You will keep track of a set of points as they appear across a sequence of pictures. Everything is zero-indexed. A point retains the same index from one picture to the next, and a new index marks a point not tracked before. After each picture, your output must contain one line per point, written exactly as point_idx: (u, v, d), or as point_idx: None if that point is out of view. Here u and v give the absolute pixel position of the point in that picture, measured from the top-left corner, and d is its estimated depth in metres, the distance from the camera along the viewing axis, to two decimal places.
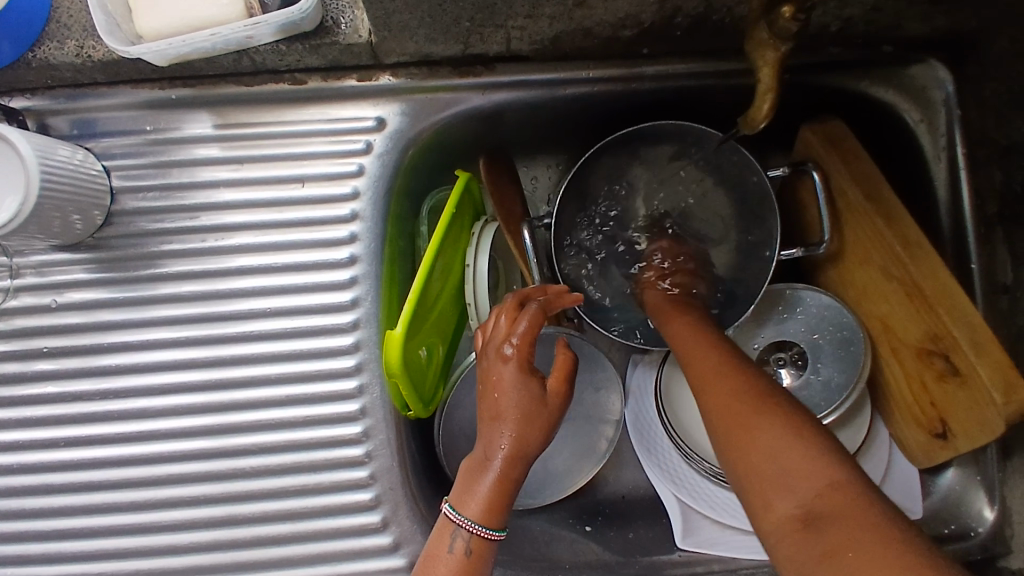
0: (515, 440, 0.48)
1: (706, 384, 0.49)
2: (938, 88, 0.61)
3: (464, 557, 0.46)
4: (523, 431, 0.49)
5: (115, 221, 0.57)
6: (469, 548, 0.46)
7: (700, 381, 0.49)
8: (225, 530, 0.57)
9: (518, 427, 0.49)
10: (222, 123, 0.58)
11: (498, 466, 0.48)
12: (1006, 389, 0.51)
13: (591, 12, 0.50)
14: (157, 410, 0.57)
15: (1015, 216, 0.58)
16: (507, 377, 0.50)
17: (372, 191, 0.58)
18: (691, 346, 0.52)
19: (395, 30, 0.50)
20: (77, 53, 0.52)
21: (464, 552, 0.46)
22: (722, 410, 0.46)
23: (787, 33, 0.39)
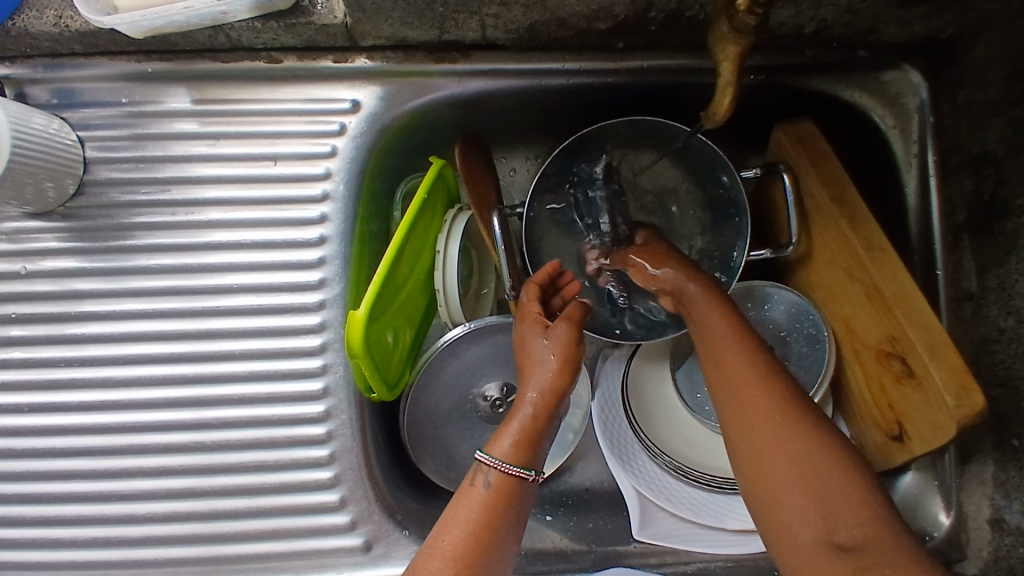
0: (533, 384, 0.52)
1: (736, 391, 0.48)
2: (914, 95, 0.61)
3: (484, 490, 0.47)
4: (540, 374, 0.52)
5: (88, 191, 0.58)
6: (489, 483, 0.48)
7: (729, 384, 0.49)
8: (184, 501, 0.57)
9: (536, 371, 0.53)
10: (199, 98, 0.58)
11: (525, 415, 0.51)
12: (957, 392, 0.51)
13: (564, 2, 0.51)
14: (122, 380, 0.58)
15: (984, 226, 0.58)
16: (524, 334, 0.56)
17: (344, 172, 0.59)
18: (716, 343, 0.51)
19: (369, 11, 0.51)
20: (55, 22, 0.53)
21: (482, 486, 0.47)
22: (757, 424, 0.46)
23: (746, 28, 0.40)
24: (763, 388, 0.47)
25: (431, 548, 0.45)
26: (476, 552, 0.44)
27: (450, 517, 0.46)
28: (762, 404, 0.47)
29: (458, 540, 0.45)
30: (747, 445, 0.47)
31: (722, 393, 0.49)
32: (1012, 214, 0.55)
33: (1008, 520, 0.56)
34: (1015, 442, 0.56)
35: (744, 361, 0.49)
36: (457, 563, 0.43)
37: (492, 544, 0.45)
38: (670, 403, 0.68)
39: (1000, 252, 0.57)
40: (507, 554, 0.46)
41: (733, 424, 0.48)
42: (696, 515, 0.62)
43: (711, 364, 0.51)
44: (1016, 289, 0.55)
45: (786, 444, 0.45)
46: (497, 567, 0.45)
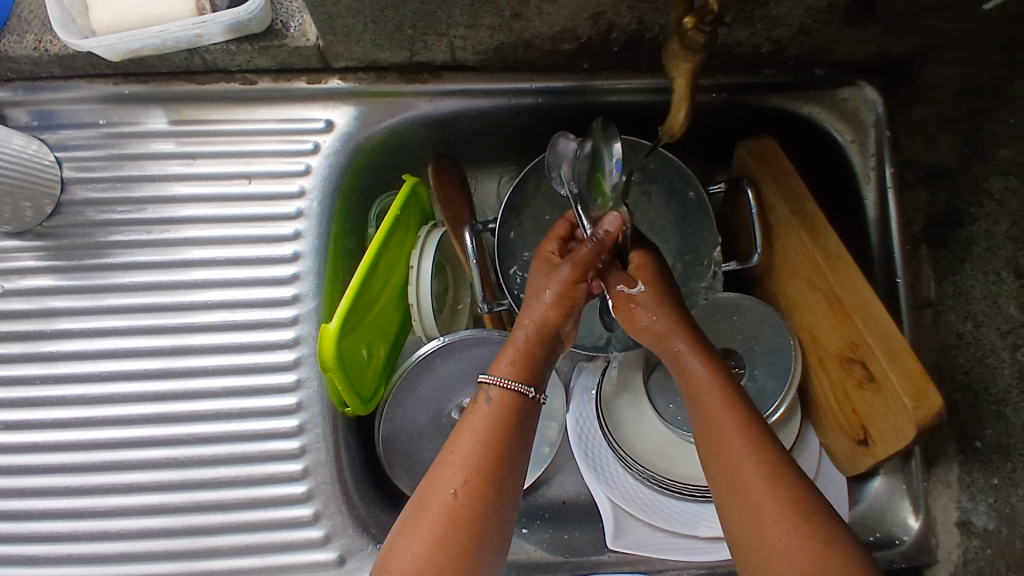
0: (534, 315, 0.53)
1: (740, 485, 0.46)
2: (870, 110, 0.63)
3: (487, 406, 0.48)
4: (542, 303, 0.54)
5: (65, 210, 0.59)
6: (492, 398, 0.49)
7: (736, 490, 0.46)
8: (158, 517, 0.57)
9: (537, 300, 0.54)
10: (176, 119, 0.59)
11: (521, 343, 0.52)
12: (915, 394, 0.52)
13: (529, 25, 0.53)
14: (96, 397, 0.58)
15: (941, 236, 0.59)
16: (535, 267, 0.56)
17: (318, 190, 0.60)
18: (705, 400, 0.50)
19: (340, 34, 0.52)
20: (35, 46, 0.54)
21: (487, 401, 0.49)
22: (771, 539, 0.43)
23: (696, 45, 0.42)
24: (773, 495, 0.44)
25: (443, 459, 0.46)
26: (486, 462, 0.45)
27: (458, 432, 0.47)
28: (773, 516, 0.44)
29: (467, 449, 0.46)
30: (759, 560, 0.43)
31: (712, 459, 0.48)
32: (965, 221, 0.57)
33: (976, 522, 0.57)
34: (977, 444, 0.57)
35: (751, 465, 0.46)
36: (469, 469, 0.45)
37: (502, 451, 0.46)
38: (643, 414, 0.69)
39: (957, 259, 0.58)
40: (520, 461, 0.47)
41: (742, 536, 0.45)
42: (671, 523, 0.63)
43: (717, 466, 0.48)
44: (973, 296, 0.57)
45: (799, 559, 0.42)
46: (511, 473, 0.46)
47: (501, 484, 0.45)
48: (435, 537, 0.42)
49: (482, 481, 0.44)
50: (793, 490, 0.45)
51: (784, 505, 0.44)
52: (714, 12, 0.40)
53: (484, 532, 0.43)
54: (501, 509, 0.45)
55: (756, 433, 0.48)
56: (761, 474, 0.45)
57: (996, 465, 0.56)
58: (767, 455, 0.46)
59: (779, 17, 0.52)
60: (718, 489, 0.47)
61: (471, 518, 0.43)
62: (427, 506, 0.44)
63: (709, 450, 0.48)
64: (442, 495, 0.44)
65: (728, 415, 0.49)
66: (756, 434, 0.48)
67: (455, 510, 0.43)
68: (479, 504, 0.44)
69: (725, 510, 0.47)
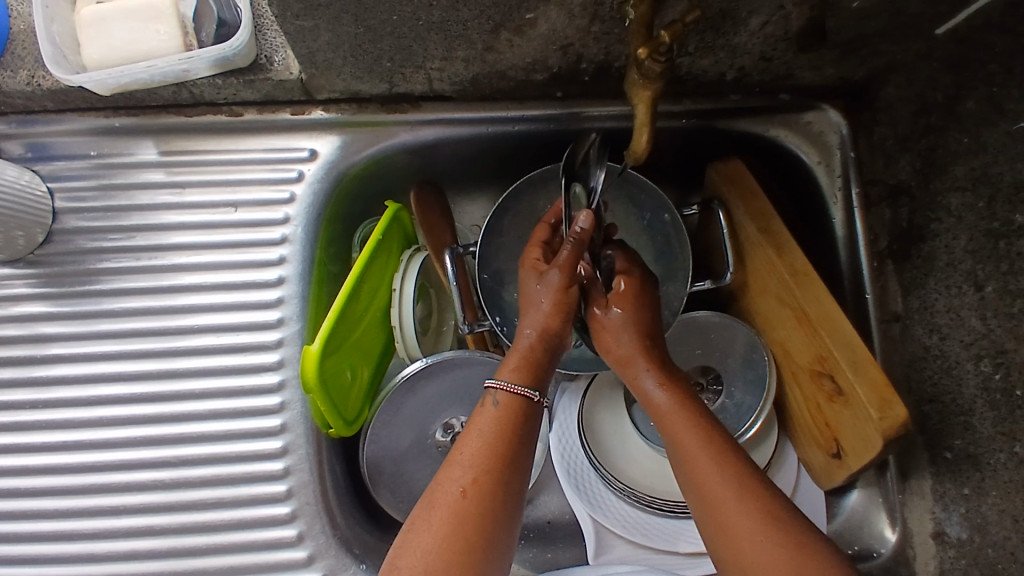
0: (529, 322, 0.54)
1: (712, 502, 0.47)
2: (836, 133, 0.66)
3: (494, 409, 0.49)
4: (543, 311, 0.54)
5: (56, 239, 0.61)
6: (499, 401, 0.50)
7: (709, 505, 0.47)
8: (144, 539, 0.58)
9: (535, 308, 0.54)
10: (165, 150, 0.62)
11: (523, 348, 0.53)
12: (880, 405, 0.54)
13: (501, 56, 0.55)
14: (83, 421, 0.59)
15: (905, 253, 0.61)
16: (523, 277, 0.57)
17: (303, 217, 0.62)
18: (675, 423, 0.51)
19: (322, 67, 0.55)
20: (28, 81, 0.56)
21: (493, 404, 0.50)
22: (747, 550, 0.44)
23: (653, 74, 0.45)
24: (744, 507, 0.46)
25: (452, 459, 0.47)
26: (493, 460, 0.46)
27: (466, 434, 0.48)
28: (746, 528, 0.45)
29: (475, 449, 0.47)
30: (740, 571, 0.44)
31: (686, 480, 0.49)
32: (927, 237, 0.59)
33: (949, 532, 0.58)
34: (948, 454, 0.57)
35: (719, 481, 0.47)
36: (477, 468, 0.46)
37: (508, 451, 0.47)
38: (624, 432, 0.69)
39: (920, 274, 0.60)
40: (524, 462, 0.48)
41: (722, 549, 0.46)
42: (651, 539, 0.64)
43: (689, 483, 0.49)
44: (937, 309, 0.58)
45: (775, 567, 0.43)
46: (517, 472, 0.47)
47: (508, 483, 0.46)
48: (445, 534, 0.43)
49: (488, 479, 0.45)
50: (764, 499, 0.46)
51: (757, 515, 0.45)
52: (666, 43, 0.42)
53: (492, 529, 0.44)
54: (507, 506, 0.46)
55: (723, 449, 0.49)
56: (730, 488, 0.47)
57: (965, 474, 0.56)
58: (734, 469, 0.48)
59: (740, 46, 0.55)
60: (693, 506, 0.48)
61: (479, 515, 0.44)
62: (436, 504, 0.45)
63: (681, 469, 0.50)
64: (451, 493, 0.45)
65: (696, 434, 0.50)
66: (723, 449, 0.49)
67: (463, 508, 0.44)
68: (487, 501, 0.45)
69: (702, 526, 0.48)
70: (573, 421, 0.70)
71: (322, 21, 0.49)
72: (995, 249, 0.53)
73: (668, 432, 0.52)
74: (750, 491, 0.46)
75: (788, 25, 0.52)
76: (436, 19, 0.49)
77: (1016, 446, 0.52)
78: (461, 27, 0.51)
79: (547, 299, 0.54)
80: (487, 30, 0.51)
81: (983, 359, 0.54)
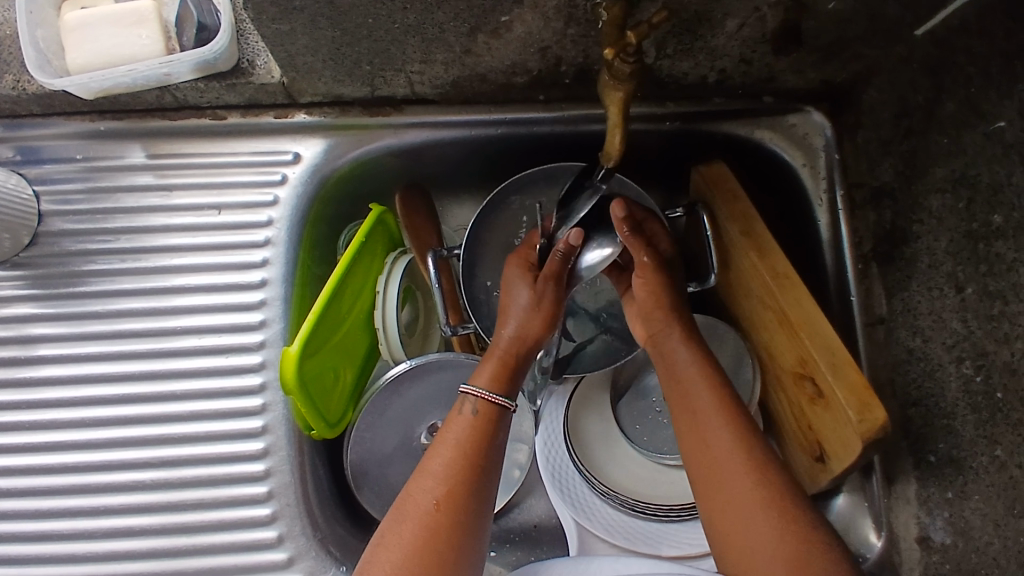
0: (511, 328, 0.56)
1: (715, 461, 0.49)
2: (820, 134, 0.65)
3: (469, 416, 0.51)
4: (529, 315, 0.56)
5: (41, 241, 0.61)
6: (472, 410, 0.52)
7: (716, 481, 0.48)
8: (126, 540, 0.58)
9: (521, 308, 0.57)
10: (152, 153, 0.62)
11: (501, 353, 0.55)
12: (859, 407, 0.53)
13: (480, 59, 0.55)
14: (68, 421, 0.60)
15: (887, 255, 0.61)
16: (509, 278, 0.58)
17: (286, 219, 0.63)
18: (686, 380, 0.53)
19: (302, 70, 0.56)
20: (13, 85, 0.57)
21: (467, 412, 0.52)
22: (750, 527, 0.45)
23: (623, 75, 0.45)
24: (754, 488, 0.47)
25: (422, 470, 0.48)
26: (466, 471, 0.48)
27: (437, 443, 0.50)
28: (749, 494, 0.46)
29: (449, 459, 0.49)
30: (739, 548, 0.45)
31: (691, 437, 0.51)
32: (909, 239, 0.58)
33: (933, 537, 0.57)
34: (931, 458, 0.57)
35: (726, 439, 0.49)
36: (450, 479, 0.47)
37: (481, 460, 0.49)
38: (610, 435, 0.69)
39: (904, 276, 0.59)
40: (496, 470, 0.50)
41: (722, 524, 0.47)
42: (632, 542, 0.64)
43: (700, 456, 0.50)
44: (920, 311, 0.58)
45: (776, 548, 0.44)
46: (488, 480, 0.49)
47: (479, 490, 0.48)
48: (420, 543, 0.44)
49: (462, 489, 0.47)
50: (774, 485, 0.47)
51: (764, 497, 0.46)
52: (633, 43, 0.43)
53: (467, 537, 0.46)
54: (481, 514, 0.47)
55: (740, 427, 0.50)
56: (743, 468, 0.48)
57: (948, 478, 0.55)
58: (750, 450, 0.48)
59: (718, 49, 0.55)
60: (697, 479, 0.49)
61: (452, 524, 0.46)
62: (409, 516, 0.46)
63: (693, 441, 0.51)
64: (425, 503, 0.46)
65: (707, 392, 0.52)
66: (740, 428, 0.50)
67: (436, 519, 0.45)
68: (459, 512, 0.46)
69: (703, 501, 0.49)
70: (559, 424, 0.69)
71: (298, 25, 0.50)
72: (974, 251, 0.52)
73: (677, 389, 0.53)
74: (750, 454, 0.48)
75: (764, 27, 0.52)
76: (412, 22, 0.50)
77: (997, 450, 0.51)
78: (438, 30, 0.51)
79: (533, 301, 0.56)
80: (463, 33, 0.52)
81: (965, 361, 0.53)
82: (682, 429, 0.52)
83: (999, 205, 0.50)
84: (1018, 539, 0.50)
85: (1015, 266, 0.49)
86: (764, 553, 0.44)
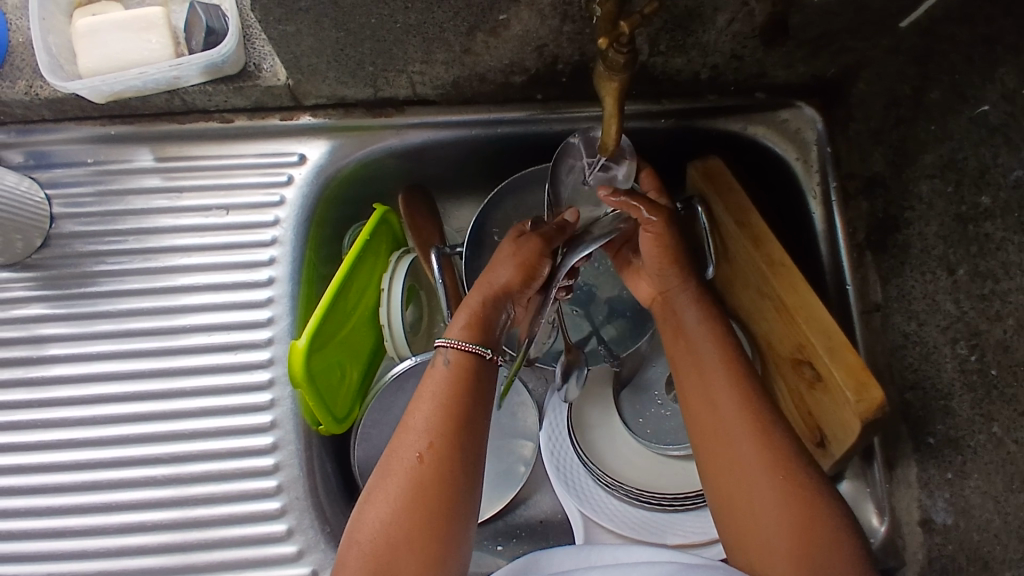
0: (491, 282, 0.56)
1: (716, 411, 0.50)
2: (812, 129, 0.67)
3: (445, 368, 0.51)
4: (529, 259, 0.56)
5: (54, 243, 0.63)
6: (447, 359, 0.52)
7: (720, 441, 0.49)
8: (136, 535, 0.59)
9: (517, 249, 0.57)
10: (161, 157, 0.64)
11: (477, 304, 0.55)
12: (857, 388, 0.54)
13: (479, 58, 0.57)
14: (79, 419, 0.61)
15: (880, 243, 0.62)
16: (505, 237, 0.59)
17: (292, 219, 0.64)
18: (690, 333, 0.55)
19: (307, 72, 0.57)
20: (26, 91, 0.59)
21: (443, 363, 0.52)
22: (753, 488, 0.47)
23: (618, 65, 0.46)
24: (757, 450, 0.48)
25: (405, 424, 0.49)
26: (447, 424, 0.49)
27: (419, 397, 0.50)
28: (747, 444, 0.48)
29: (429, 413, 0.49)
30: (740, 507, 0.47)
31: (693, 389, 0.52)
32: (901, 226, 0.59)
33: (935, 520, 0.58)
34: (930, 441, 0.58)
35: (727, 391, 0.51)
36: (432, 433, 0.48)
37: (465, 412, 0.50)
38: (614, 430, 0.70)
39: (897, 262, 0.60)
40: (482, 419, 0.51)
41: (724, 482, 0.49)
42: (637, 531, 0.64)
43: (704, 416, 0.51)
44: (913, 296, 0.59)
45: (779, 509, 0.46)
46: (473, 431, 0.50)
47: (464, 442, 0.49)
48: (405, 501, 0.46)
49: (445, 443, 0.48)
50: (776, 445, 0.48)
51: (768, 459, 0.48)
52: (626, 34, 0.44)
53: (454, 490, 0.47)
54: (468, 466, 0.48)
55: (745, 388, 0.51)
56: (747, 429, 0.49)
57: (947, 459, 0.56)
58: (755, 411, 0.50)
59: (709, 44, 0.57)
60: (701, 438, 0.51)
61: (436, 479, 0.47)
62: (394, 471, 0.47)
63: (697, 400, 0.52)
64: (409, 461, 0.47)
65: (710, 344, 0.53)
66: (745, 389, 0.51)
67: (421, 474, 0.47)
68: (443, 466, 0.47)
69: (702, 447, 0.51)
70: (564, 419, 0.70)
71: (303, 26, 0.51)
72: (964, 233, 0.54)
73: (680, 342, 0.55)
74: (750, 405, 0.50)
75: (753, 21, 0.54)
76: (413, 22, 0.52)
77: (994, 426, 0.52)
78: (438, 29, 0.53)
79: (533, 247, 0.57)
80: (462, 32, 0.53)
81: (960, 341, 0.55)
82: (686, 384, 0.53)
83: (987, 185, 0.52)
84: (1018, 514, 0.51)
85: (1004, 246, 0.51)
86: (767, 514, 0.46)
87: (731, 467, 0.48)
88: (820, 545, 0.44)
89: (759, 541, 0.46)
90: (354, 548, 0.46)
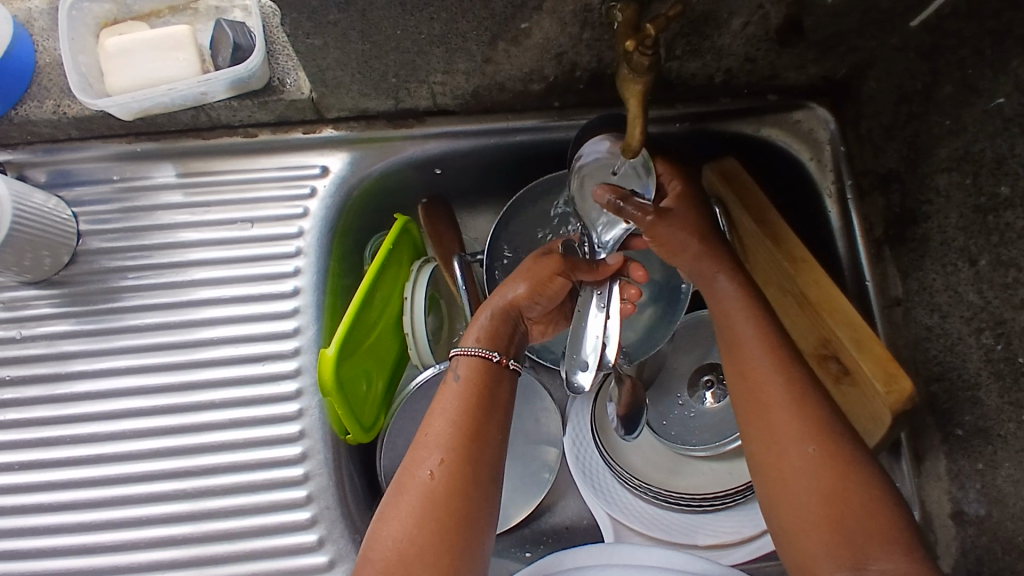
0: (501, 302, 0.57)
1: (752, 379, 0.51)
2: (824, 129, 0.68)
3: (457, 386, 0.52)
4: (535, 284, 0.57)
5: (80, 260, 0.64)
6: (459, 376, 0.53)
7: (756, 408, 0.50)
8: (167, 549, 0.59)
9: (531, 266, 0.57)
10: (184, 172, 0.65)
11: (483, 325, 0.56)
12: (886, 380, 0.55)
13: (499, 67, 0.58)
14: (108, 434, 0.61)
15: (898, 238, 0.63)
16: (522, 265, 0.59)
17: (316, 230, 0.65)
18: (726, 309, 0.54)
19: (331, 85, 0.59)
20: (55, 110, 0.60)
21: (454, 380, 0.52)
22: (790, 458, 0.48)
23: (642, 67, 0.47)
24: (794, 418, 0.48)
25: (419, 440, 0.50)
26: (459, 439, 0.49)
27: (432, 415, 0.51)
28: (784, 415, 0.49)
29: (441, 430, 0.50)
30: (777, 477, 0.48)
31: (730, 357, 0.53)
32: (920, 220, 0.60)
33: (967, 511, 0.58)
34: (959, 431, 0.58)
35: (764, 360, 0.51)
36: (444, 448, 0.49)
37: (473, 428, 0.50)
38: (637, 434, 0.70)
39: (916, 256, 0.61)
40: (493, 434, 0.51)
41: (762, 449, 0.49)
42: (668, 533, 0.64)
43: (742, 383, 0.51)
44: (935, 289, 0.60)
45: (817, 479, 0.47)
46: (485, 447, 0.50)
47: (475, 458, 0.49)
48: (416, 518, 0.47)
49: (457, 459, 0.48)
50: (816, 422, 0.48)
51: (804, 428, 0.48)
52: (652, 35, 0.45)
53: (464, 506, 0.47)
54: (480, 481, 0.49)
55: (782, 355, 0.51)
56: (784, 398, 0.49)
57: (977, 449, 0.57)
58: (791, 379, 0.50)
59: (725, 47, 0.58)
60: (739, 404, 0.51)
61: (449, 494, 0.47)
62: (406, 489, 0.48)
63: (734, 367, 0.52)
64: (421, 478, 0.48)
65: (747, 316, 0.53)
66: (782, 359, 0.51)
67: (433, 489, 0.47)
68: (455, 481, 0.48)
69: (741, 412, 0.51)
70: (587, 423, 0.70)
71: (331, 39, 0.53)
72: (984, 223, 0.54)
73: (720, 314, 0.54)
74: (786, 374, 0.50)
75: (767, 23, 0.55)
76: (437, 32, 0.53)
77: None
78: (461, 39, 0.54)
79: (547, 267, 0.57)
80: (484, 41, 0.54)
81: (983, 331, 0.55)
82: (724, 352, 0.53)
83: (1005, 175, 0.53)
84: None
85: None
86: (802, 482, 0.47)
87: (767, 436, 0.49)
88: (856, 517, 0.45)
89: (793, 513, 0.47)
90: (369, 562, 0.46)
